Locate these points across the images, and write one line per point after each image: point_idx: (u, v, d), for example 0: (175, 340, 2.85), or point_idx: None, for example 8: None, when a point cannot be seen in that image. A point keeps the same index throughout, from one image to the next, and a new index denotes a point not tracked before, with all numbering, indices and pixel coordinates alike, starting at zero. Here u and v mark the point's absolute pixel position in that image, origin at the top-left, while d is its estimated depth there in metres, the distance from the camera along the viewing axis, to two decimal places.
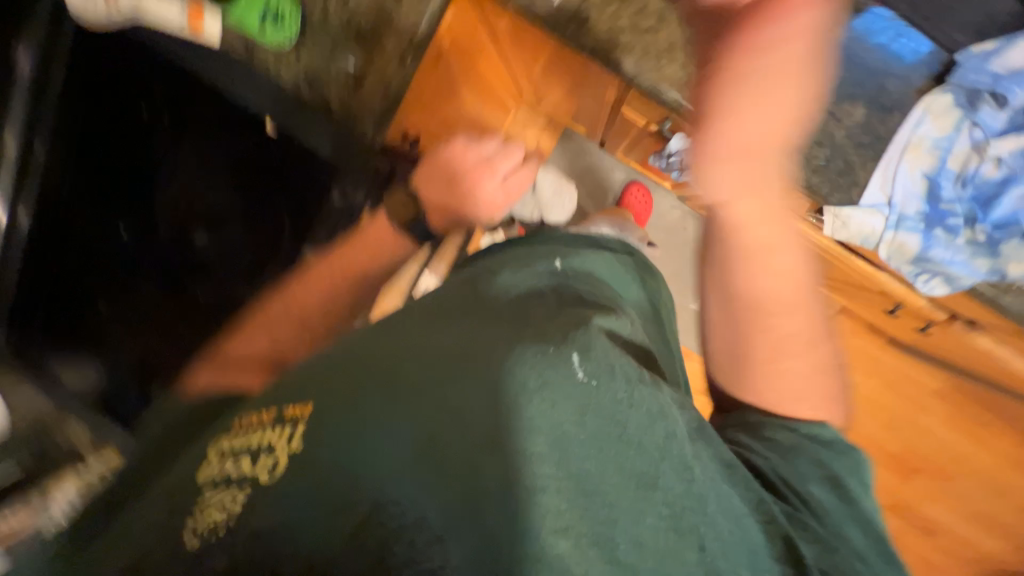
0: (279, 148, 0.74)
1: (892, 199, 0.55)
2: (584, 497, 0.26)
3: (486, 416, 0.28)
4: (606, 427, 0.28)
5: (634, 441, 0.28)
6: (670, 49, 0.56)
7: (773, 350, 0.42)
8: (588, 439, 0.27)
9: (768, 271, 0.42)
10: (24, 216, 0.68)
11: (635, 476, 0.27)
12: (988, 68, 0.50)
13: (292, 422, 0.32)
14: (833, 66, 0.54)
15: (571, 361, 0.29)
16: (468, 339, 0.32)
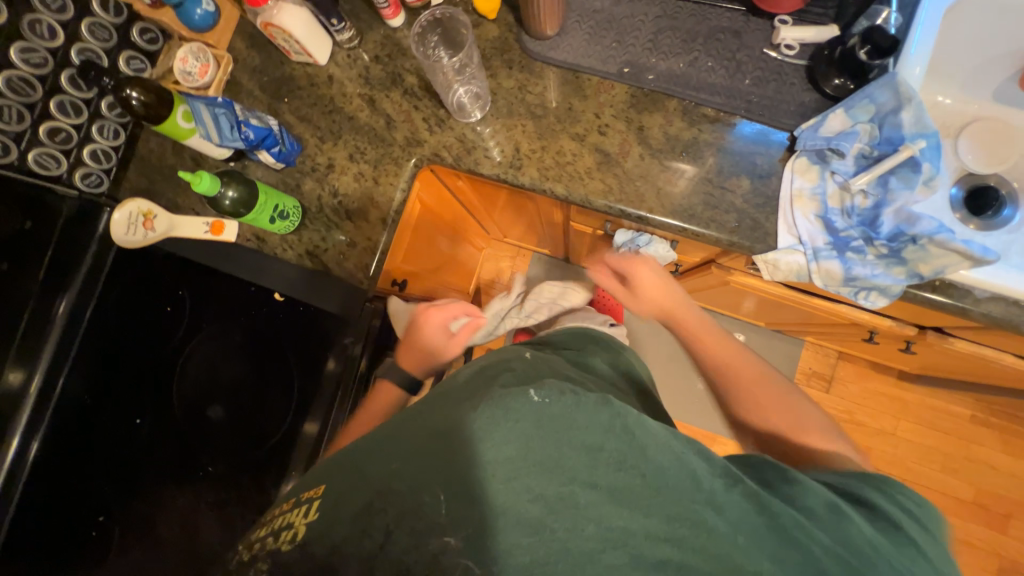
0: (287, 312, 0.82)
1: (800, 237, 0.66)
2: (540, 463, 0.40)
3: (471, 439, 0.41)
4: (555, 422, 0.40)
5: (572, 428, 0.41)
6: (590, 172, 0.72)
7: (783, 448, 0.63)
8: (540, 431, 0.40)
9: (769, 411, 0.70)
10: (33, 443, 0.74)
11: (574, 448, 0.40)
12: (822, 133, 0.65)
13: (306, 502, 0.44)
14: (712, 157, 0.70)
15: (527, 391, 0.41)
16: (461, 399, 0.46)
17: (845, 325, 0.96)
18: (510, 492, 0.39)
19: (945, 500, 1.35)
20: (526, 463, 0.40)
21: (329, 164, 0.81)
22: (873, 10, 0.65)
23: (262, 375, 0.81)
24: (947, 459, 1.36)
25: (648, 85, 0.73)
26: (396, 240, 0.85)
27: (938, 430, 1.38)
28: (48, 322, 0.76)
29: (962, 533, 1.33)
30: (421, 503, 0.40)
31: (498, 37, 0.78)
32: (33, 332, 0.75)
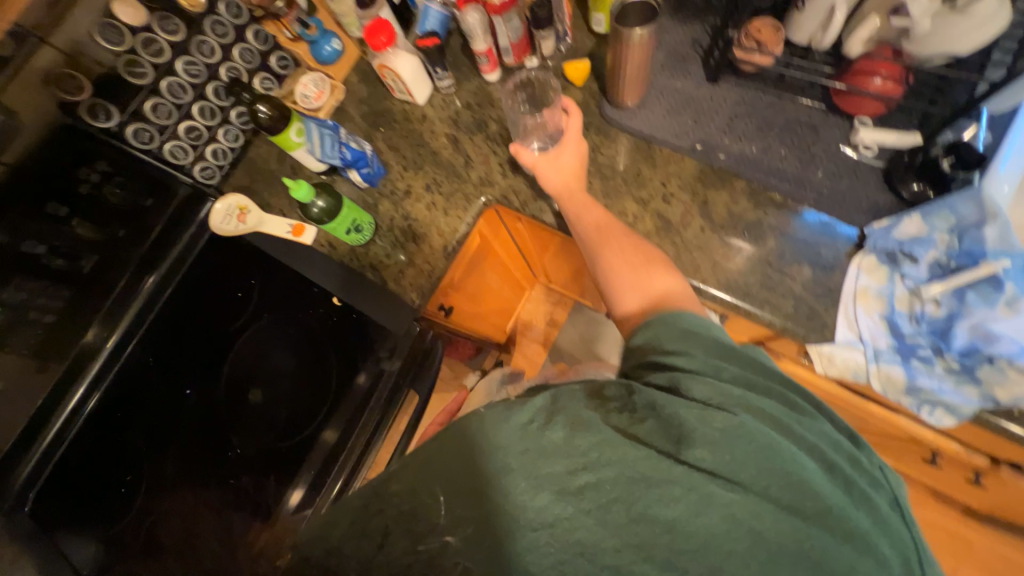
0: (340, 316, 0.87)
1: (861, 334, 0.64)
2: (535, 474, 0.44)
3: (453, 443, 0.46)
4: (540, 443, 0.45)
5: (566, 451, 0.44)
6: (649, 235, 0.74)
7: None
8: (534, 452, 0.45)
9: None
10: (92, 397, 0.81)
11: (564, 459, 0.44)
12: (891, 236, 0.65)
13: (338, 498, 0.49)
14: (774, 239, 0.71)
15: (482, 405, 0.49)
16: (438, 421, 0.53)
17: (903, 439, 0.88)
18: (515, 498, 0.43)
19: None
20: (512, 462, 0.44)
21: (407, 190, 0.89)
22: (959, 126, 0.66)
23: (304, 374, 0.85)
24: None
25: (718, 163, 0.75)
26: (452, 269, 0.90)
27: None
28: (134, 292, 0.86)
29: None
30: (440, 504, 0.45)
31: (579, 101, 0.84)
32: (123, 296, 0.85)
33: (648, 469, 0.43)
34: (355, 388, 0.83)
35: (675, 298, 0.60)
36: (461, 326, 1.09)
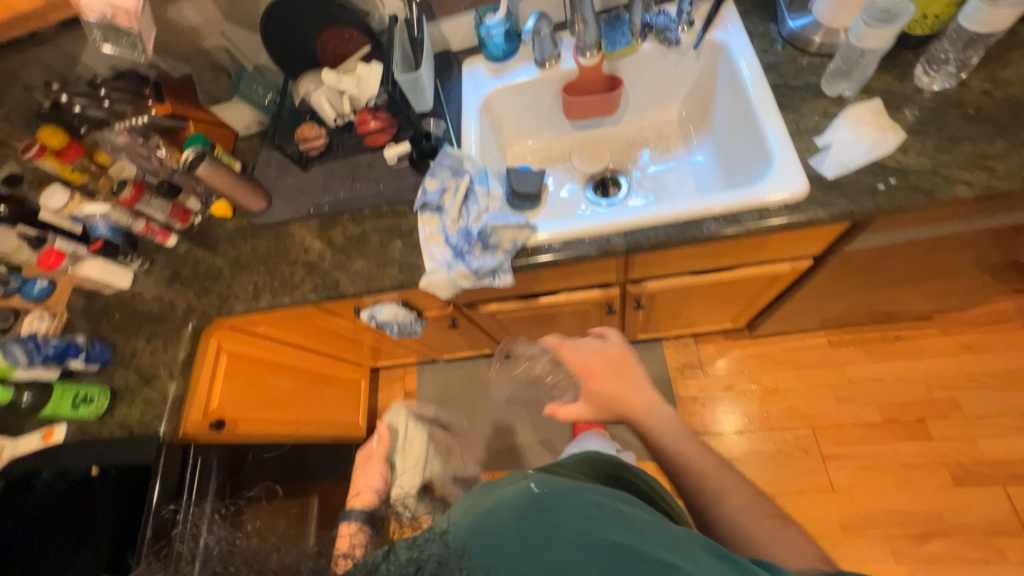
0: (99, 482, 0.92)
1: (437, 261, 0.90)
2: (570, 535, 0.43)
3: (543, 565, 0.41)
4: (554, 500, 0.45)
5: (563, 498, 0.46)
6: (304, 279, 1.00)
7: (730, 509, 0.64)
8: (533, 508, 0.45)
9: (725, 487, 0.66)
10: None
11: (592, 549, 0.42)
12: (423, 194, 0.95)
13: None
14: (374, 236, 0.99)
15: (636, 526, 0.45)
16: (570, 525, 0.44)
17: (580, 311, 1.17)
18: (549, 573, 0.41)
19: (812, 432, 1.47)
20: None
21: (133, 352, 1.05)
22: (430, 118, 1.01)
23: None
24: (801, 389, 1.52)
25: (328, 212, 1.04)
26: (204, 386, 1.07)
27: (772, 364, 1.58)
28: None
29: (858, 442, 1.43)
30: (463, 555, 0.44)
31: (235, 225, 1.12)
32: None
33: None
34: (146, 536, 0.89)
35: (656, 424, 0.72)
36: (260, 434, 1.23)
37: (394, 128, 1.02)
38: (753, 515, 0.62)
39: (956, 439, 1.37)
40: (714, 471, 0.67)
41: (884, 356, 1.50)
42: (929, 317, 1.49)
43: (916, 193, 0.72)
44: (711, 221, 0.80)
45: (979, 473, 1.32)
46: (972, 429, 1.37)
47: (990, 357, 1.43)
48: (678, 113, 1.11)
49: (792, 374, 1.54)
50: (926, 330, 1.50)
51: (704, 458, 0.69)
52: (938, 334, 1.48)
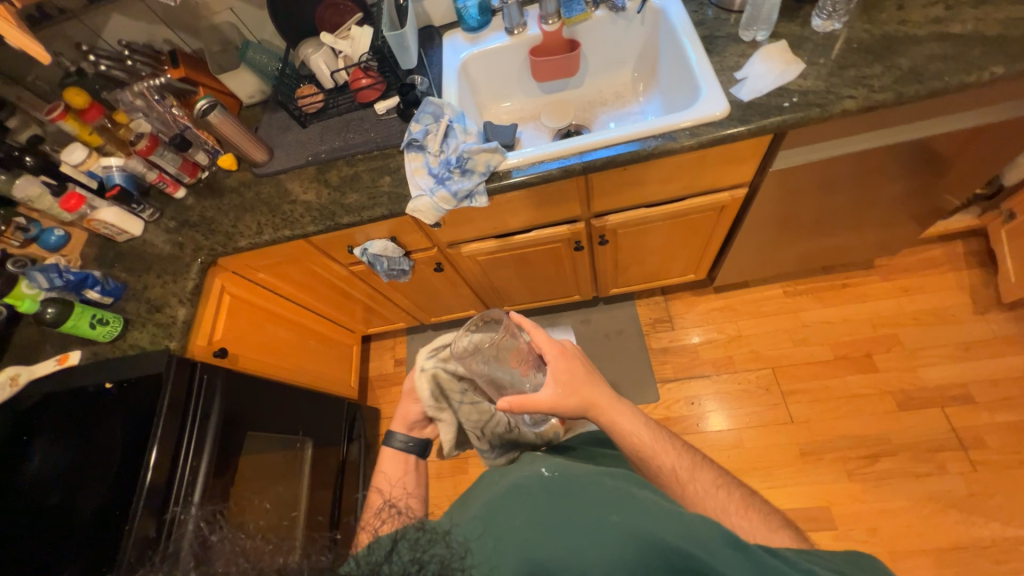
0: (112, 394, 1.00)
1: (422, 188, 1.03)
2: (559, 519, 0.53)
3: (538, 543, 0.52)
4: (564, 485, 0.57)
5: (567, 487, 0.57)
6: (303, 214, 1.12)
7: (702, 494, 0.67)
8: (545, 492, 0.57)
9: (696, 474, 0.69)
10: None
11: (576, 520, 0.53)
12: (409, 135, 1.09)
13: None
14: (367, 174, 1.12)
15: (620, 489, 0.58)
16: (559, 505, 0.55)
17: (553, 249, 1.31)
18: (544, 552, 0.51)
19: (772, 371, 1.60)
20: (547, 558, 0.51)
21: (145, 286, 1.15)
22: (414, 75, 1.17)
23: (107, 518, 0.88)
24: (762, 334, 1.66)
25: (325, 159, 1.17)
26: (209, 318, 1.17)
27: (734, 315, 1.71)
28: None
29: (813, 378, 1.56)
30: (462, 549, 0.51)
31: (240, 177, 1.25)
32: None
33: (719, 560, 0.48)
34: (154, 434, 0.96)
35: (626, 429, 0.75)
36: (258, 374, 1.31)
37: (383, 85, 1.17)
38: (703, 486, 0.68)
39: (899, 369, 1.50)
40: (686, 462, 0.71)
41: (834, 301, 1.65)
42: (870, 265, 1.66)
43: (814, 108, 0.88)
44: (652, 139, 0.95)
45: (920, 397, 1.46)
46: (913, 360, 1.51)
47: (925, 296, 1.58)
48: (632, 74, 1.28)
49: (753, 322, 1.68)
50: (869, 277, 1.65)
51: (665, 447, 0.73)
52: (879, 279, 1.64)
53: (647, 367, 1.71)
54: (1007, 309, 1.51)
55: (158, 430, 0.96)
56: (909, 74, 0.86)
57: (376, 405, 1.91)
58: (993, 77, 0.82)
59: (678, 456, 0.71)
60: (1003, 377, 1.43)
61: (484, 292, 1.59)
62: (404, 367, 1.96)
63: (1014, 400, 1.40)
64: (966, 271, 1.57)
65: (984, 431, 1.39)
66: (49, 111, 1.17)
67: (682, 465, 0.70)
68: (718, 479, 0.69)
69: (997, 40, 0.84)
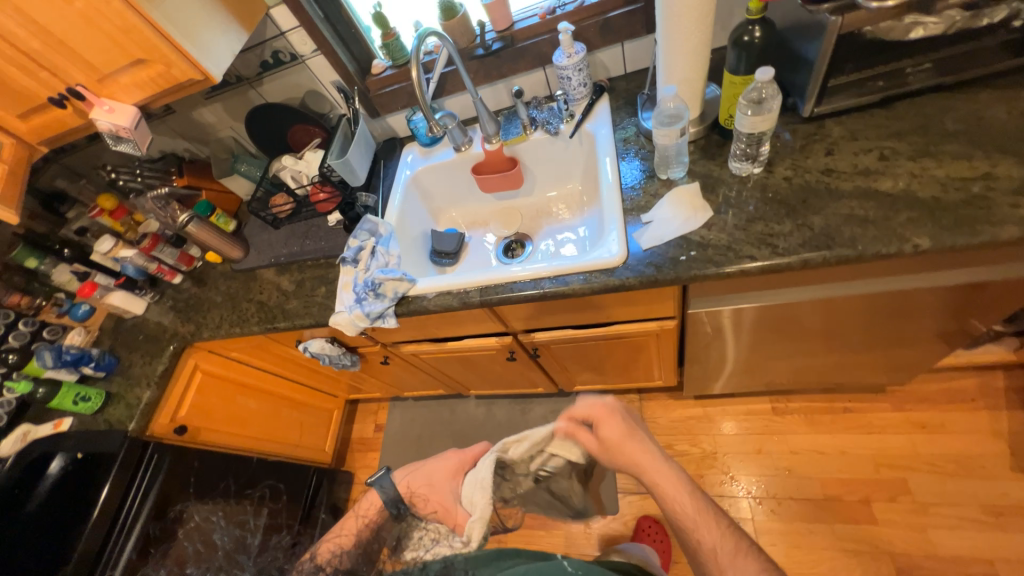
0: (77, 466, 1.15)
1: (342, 305, 1.10)
2: None
3: None
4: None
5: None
6: (254, 315, 1.24)
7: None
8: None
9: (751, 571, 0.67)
10: None
11: None
12: (345, 249, 1.17)
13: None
14: (309, 282, 1.22)
15: None
16: None
17: (490, 356, 1.30)
18: None
19: (750, 501, 1.40)
20: None
21: (131, 365, 1.33)
22: (363, 191, 1.27)
23: None
24: (742, 453, 1.48)
25: (284, 262, 1.30)
26: (176, 397, 1.32)
27: (714, 426, 1.55)
28: None
29: (797, 518, 1.34)
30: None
31: (224, 269, 1.43)
32: None
33: None
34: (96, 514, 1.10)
35: (672, 493, 0.76)
36: (219, 445, 1.45)
37: (337, 199, 1.28)
38: (751, 569, 0.67)
39: (905, 527, 1.25)
40: (731, 549, 0.70)
41: (833, 428, 1.43)
42: (881, 389, 1.43)
43: (709, 265, 0.81)
44: (546, 281, 0.94)
45: (929, 568, 1.20)
46: (923, 517, 1.25)
47: (948, 439, 1.32)
48: (580, 186, 1.27)
49: (735, 439, 1.51)
50: (879, 404, 1.42)
51: (708, 524, 0.73)
52: (891, 408, 1.40)
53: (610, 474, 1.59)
54: None
55: (102, 497, 1.11)
56: (819, 236, 0.77)
57: (351, 469, 1.98)
58: (916, 249, 0.70)
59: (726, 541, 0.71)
60: None
61: (443, 379, 1.61)
62: (382, 434, 2.02)
63: None
64: (1005, 412, 1.30)
65: None
66: (91, 209, 1.45)
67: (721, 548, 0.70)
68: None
69: (929, 204, 0.73)
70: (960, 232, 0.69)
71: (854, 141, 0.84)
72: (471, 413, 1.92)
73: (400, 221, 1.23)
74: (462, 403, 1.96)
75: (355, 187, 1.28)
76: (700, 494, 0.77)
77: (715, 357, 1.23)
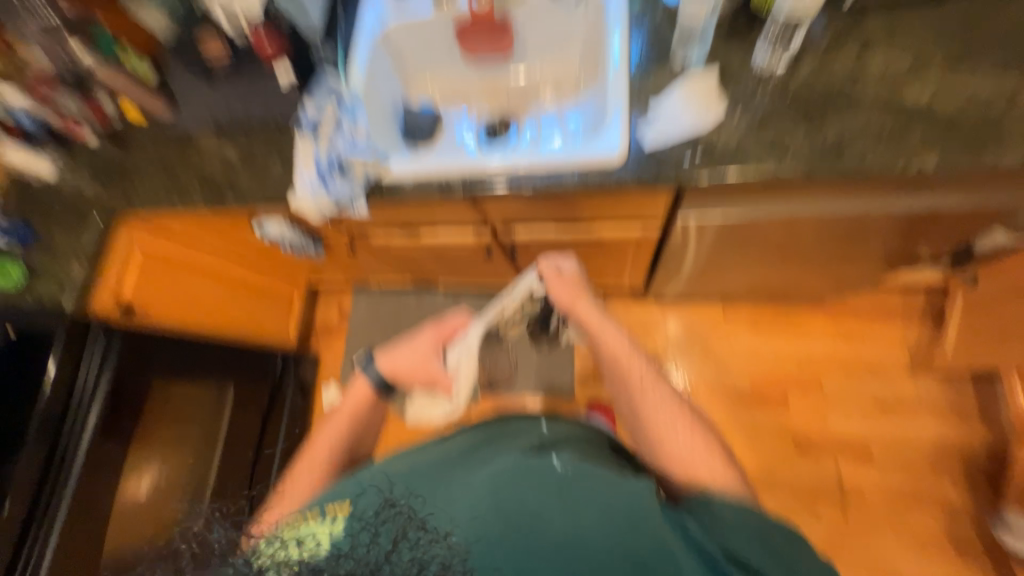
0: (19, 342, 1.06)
1: (303, 183, 0.98)
2: (517, 504, 0.61)
3: (477, 532, 0.58)
4: (533, 484, 0.62)
5: (542, 481, 0.63)
6: (196, 188, 1.09)
7: (665, 409, 0.80)
8: (522, 481, 0.63)
9: (662, 397, 0.81)
10: None
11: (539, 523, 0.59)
12: (304, 117, 1.00)
13: (342, 520, 0.59)
14: (261, 155, 1.06)
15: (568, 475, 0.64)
16: (515, 511, 0.60)
17: (466, 250, 1.26)
18: (498, 524, 0.59)
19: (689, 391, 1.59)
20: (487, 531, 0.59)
21: (50, 237, 1.17)
22: (320, 45, 1.06)
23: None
24: (690, 351, 1.63)
25: (226, 126, 1.10)
26: (116, 275, 1.20)
27: (669, 327, 1.67)
28: None
29: (725, 405, 1.55)
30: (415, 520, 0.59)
31: (149, 130, 1.20)
32: None
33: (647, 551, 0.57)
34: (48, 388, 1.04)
35: (605, 332, 0.88)
36: (172, 326, 1.37)
37: (287, 47, 1.02)
38: (660, 397, 0.81)
39: (812, 413, 1.49)
40: (651, 379, 0.84)
41: (772, 332, 1.59)
42: (821, 301, 1.57)
43: (714, 170, 0.77)
44: (538, 177, 0.86)
45: (820, 443, 1.46)
46: (826, 406, 1.49)
47: (864, 346, 1.51)
48: (578, 66, 1.12)
49: (686, 336, 1.64)
50: (816, 314, 1.57)
51: (631, 362, 0.86)
52: (825, 320, 1.56)
53: (569, 365, 1.72)
54: (938, 375, 1.44)
55: (51, 375, 1.07)
56: (829, 147, 0.73)
57: (317, 352, 2.00)
58: (919, 171, 0.70)
59: (646, 371, 0.84)
60: (908, 441, 1.41)
61: (412, 270, 1.57)
62: (347, 321, 2.01)
63: (910, 465, 1.40)
64: (917, 326, 1.49)
65: (869, 487, 1.40)
66: None
67: (641, 378, 0.83)
68: (675, 403, 0.81)
69: (945, 122, 0.70)
70: (966, 155, 0.68)
71: (889, 42, 0.76)
72: (439, 304, 1.94)
73: (366, 88, 1.05)
74: (430, 295, 1.95)
75: (310, 37, 1.05)
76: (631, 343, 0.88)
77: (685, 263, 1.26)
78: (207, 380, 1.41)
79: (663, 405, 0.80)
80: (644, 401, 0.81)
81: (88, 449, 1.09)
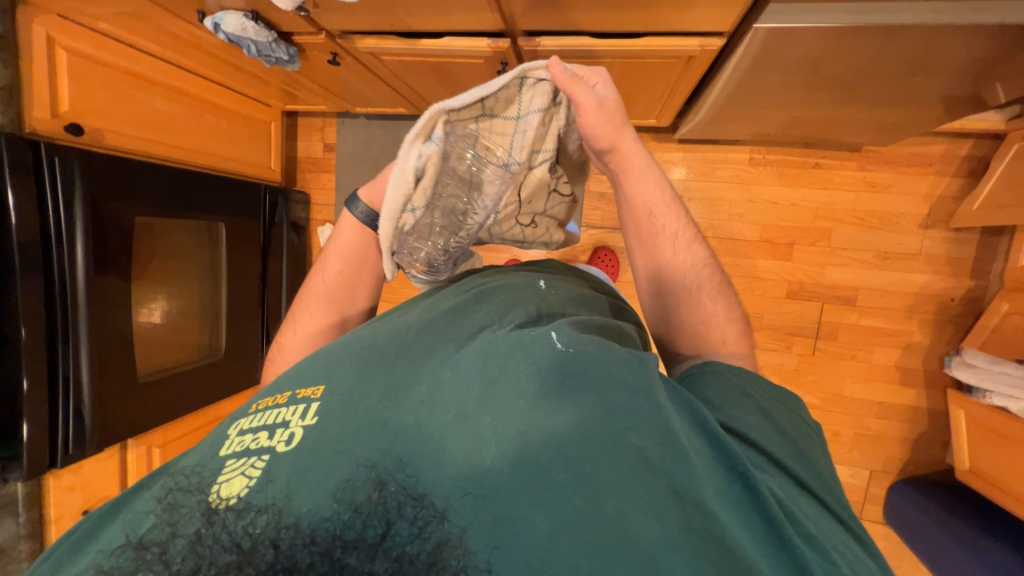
0: None
1: None
2: (485, 382, 0.45)
3: (425, 418, 0.44)
4: (504, 358, 0.48)
5: (522, 356, 0.47)
6: None
7: (693, 273, 0.70)
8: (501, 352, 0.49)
9: (690, 260, 0.70)
10: None
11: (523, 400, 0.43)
12: None
13: (302, 402, 0.47)
14: None
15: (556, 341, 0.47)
16: (480, 392, 0.45)
17: (474, 66, 1.04)
18: (454, 406, 0.44)
19: None
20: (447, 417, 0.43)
21: None
22: None
23: None
24: (705, 198, 1.55)
25: None
26: (45, 81, 0.98)
27: (687, 171, 1.55)
28: None
29: (729, 254, 1.56)
30: (339, 407, 0.45)
31: None
32: None
33: (663, 455, 0.38)
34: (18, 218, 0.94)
35: (644, 178, 0.70)
36: (136, 151, 1.20)
37: None
38: (692, 259, 0.70)
39: (812, 263, 1.52)
40: (686, 237, 0.71)
41: (795, 181, 1.50)
42: (858, 147, 1.44)
43: None
44: None
45: (811, 291, 1.53)
46: (828, 257, 1.51)
47: (886, 197, 1.45)
48: None
49: (703, 183, 1.54)
50: (848, 162, 1.46)
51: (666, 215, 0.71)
52: (855, 169, 1.46)
53: (577, 209, 1.65)
54: (949, 229, 1.43)
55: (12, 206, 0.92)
56: None
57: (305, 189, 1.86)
58: None
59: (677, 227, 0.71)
60: (895, 290, 1.49)
61: (406, 93, 1.34)
62: (333, 154, 1.81)
63: (889, 311, 1.50)
64: (949, 177, 1.41)
65: (844, 329, 1.53)
66: None
67: (673, 234, 0.70)
68: (706, 266, 0.71)
69: None
70: None
71: None
72: None
73: None
74: None
75: None
76: (670, 191, 0.72)
77: (738, 93, 1.09)
78: (194, 215, 1.31)
79: (691, 269, 0.70)
80: (672, 260, 0.70)
81: (88, 281, 1.04)
